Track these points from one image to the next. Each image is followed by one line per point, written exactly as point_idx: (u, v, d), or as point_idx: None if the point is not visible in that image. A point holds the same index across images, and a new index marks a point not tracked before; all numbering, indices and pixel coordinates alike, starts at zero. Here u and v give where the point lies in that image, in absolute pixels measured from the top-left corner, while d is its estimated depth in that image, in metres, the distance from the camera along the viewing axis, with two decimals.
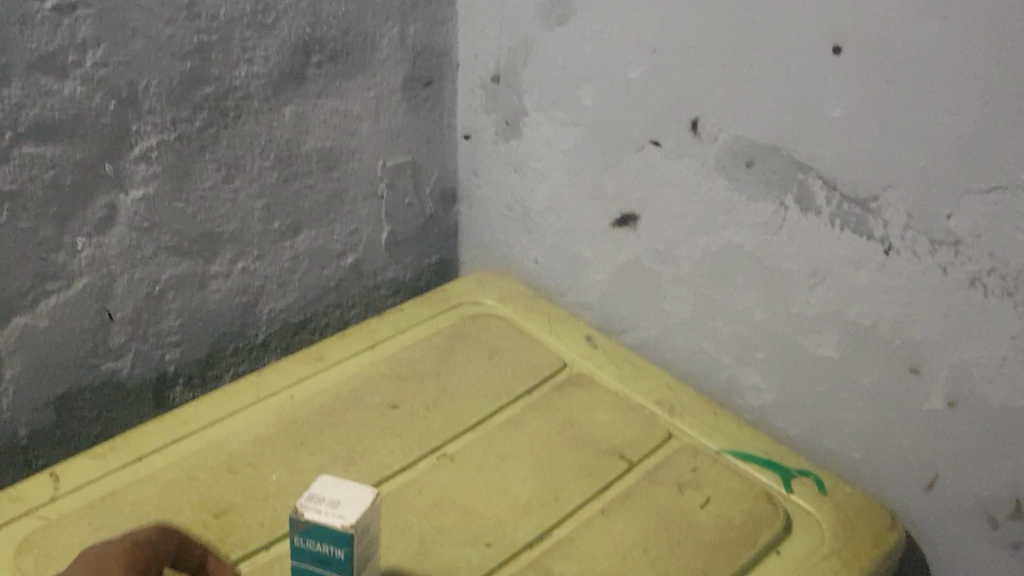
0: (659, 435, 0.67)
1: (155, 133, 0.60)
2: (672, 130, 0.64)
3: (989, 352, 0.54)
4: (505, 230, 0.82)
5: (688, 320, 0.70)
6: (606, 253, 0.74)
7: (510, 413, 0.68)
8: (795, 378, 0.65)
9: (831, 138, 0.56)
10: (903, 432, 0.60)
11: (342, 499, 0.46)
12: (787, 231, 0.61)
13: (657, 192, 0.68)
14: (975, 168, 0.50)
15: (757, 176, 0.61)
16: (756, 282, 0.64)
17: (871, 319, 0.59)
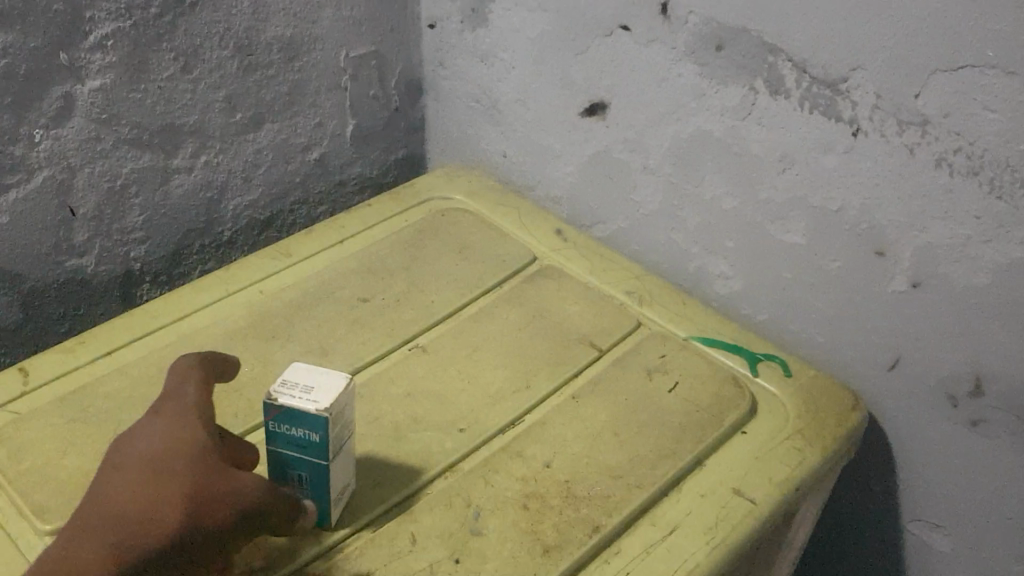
0: (629, 323, 0.67)
1: (110, 21, 0.58)
2: (641, 15, 0.64)
3: (953, 232, 0.54)
4: (473, 123, 0.81)
5: (657, 211, 0.71)
6: (575, 144, 0.74)
7: (480, 305, 0.68)
8: (763, 265, 0.66)
9: (801, 17, 0.55)
10: (867, 314, 0.61)
11: (315, 384, 0.46)
12: (756, 117, 0.61)
13: (626, 79, 0.67)
14: (945, 45, 0.50)
15: (727, 60, 0.60)
16: (725, 169, 0.64)
17: (838, 204, 0.59)
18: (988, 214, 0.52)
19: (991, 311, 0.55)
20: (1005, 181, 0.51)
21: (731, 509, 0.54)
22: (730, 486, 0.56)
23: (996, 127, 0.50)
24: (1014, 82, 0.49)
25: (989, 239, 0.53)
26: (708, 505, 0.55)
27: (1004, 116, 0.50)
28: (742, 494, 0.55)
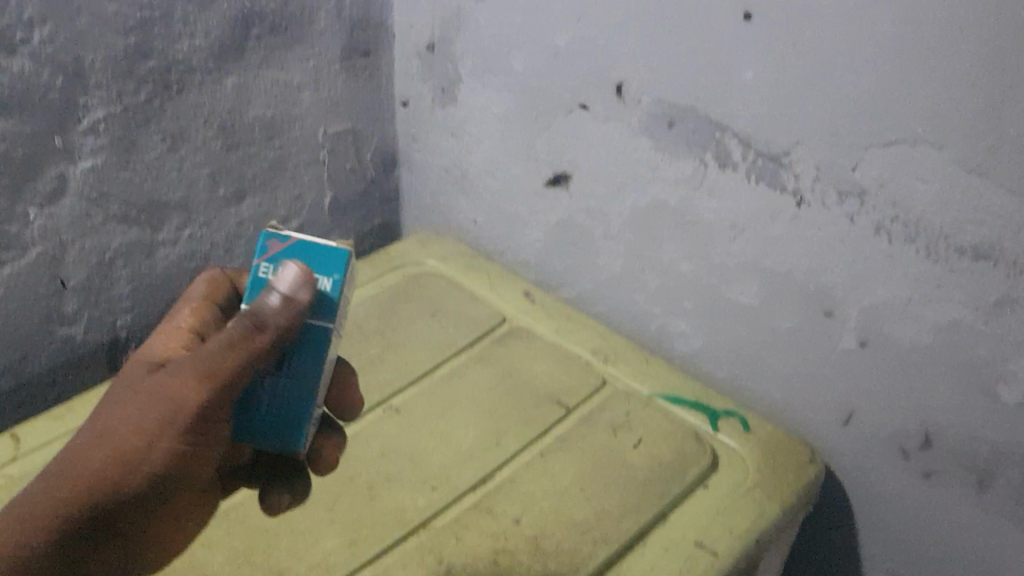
0: (595, 381, 0.71)
1: (103, 106, 0.62)
2: (598, 94, 0.68)
3: (895, 294, 0.57)
4: (445, 193, 0.86)
5: (619, 273, 0.75)
6: (542, 212, 0.78)
7: (454, 365, 0.71)
8: (721, 322, 0.69)
9: (744, 100, 0.59)
10: (821, 371, 0.64)
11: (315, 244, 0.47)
12: (707, 187, 0.65)
13: (587, 151, 0.71)
14: (877, 122, 0.53)
15: (678, 136, 0.65)
16: (680, 237, 0.68)
17: (787, 267, 0.62)
18: (928, 277, 0.54)
19: (934, 368, 0.57)
20: (938, 246, 0.53)
21: (694, 560, 0.57)
22: (692, 538, 0.59)
23: (930, 196, 0.53)
24: (943, 155, 0.51)
25: (929, 299, 0.55)
26: (670, 557, 0.57)
27: (933, 185, 0.52)
28: (704, 546, 0.58)
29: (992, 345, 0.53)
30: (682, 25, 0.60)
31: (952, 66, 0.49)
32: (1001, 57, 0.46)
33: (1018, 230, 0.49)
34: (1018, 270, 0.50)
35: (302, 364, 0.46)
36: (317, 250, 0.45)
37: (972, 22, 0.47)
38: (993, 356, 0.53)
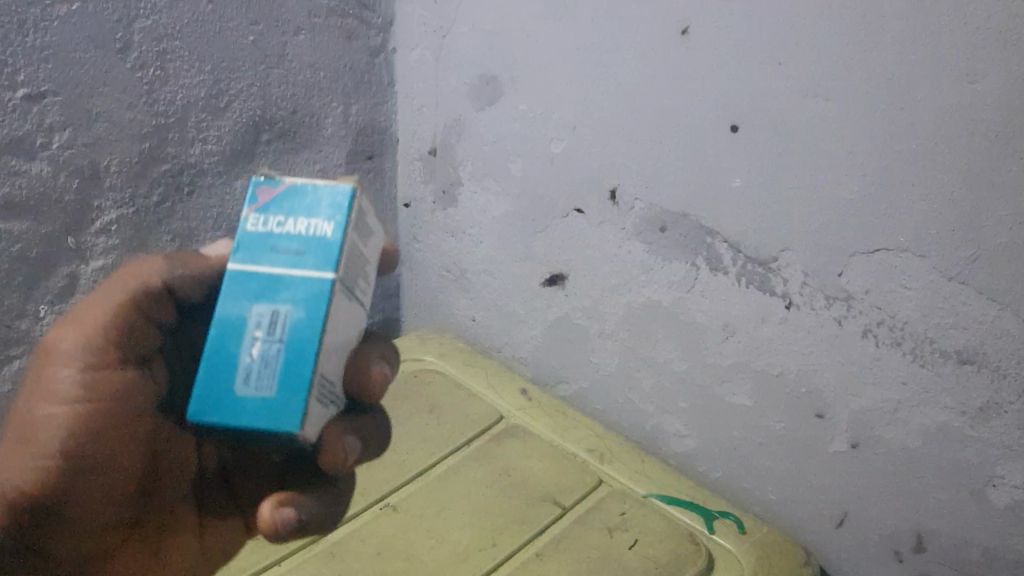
0: (591, 480, 0.72)
1: (115, 207, 0.65)
2: (593, 199, 0.71)
3: (885, 398, 0.58)
4: (445, 291, 0.89)
5: (614, 372, 0.76)
6: (539, 311, 0.80)
7: (450, 463, 0.72)
8: (714, 422, 0.70)
9: (732, 208, 0.61)
10: (813, 472, 0.64)
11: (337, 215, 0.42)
12: (698, 289, 0.66)
13: (582, 253, 0.74)
14: (861, 233, 0.55)
15: (670, 240, 0.67)
16: (673, 337, 0.70)
17: (778, 369, 0.63)
18: (915, 380, 0.56)
19: (924, 471, 0.57)
20: (925, 350, 0.54)
21: None
22: None
23: (914, 302, 0.54)
24: (926, 263, 0.52)
25: (916, 403, 0.56)
26: None
27: (918, 292, 0.54)
28: None
29: (980, 450, 0.54)
30: (673, 136, 0.63)
31: (932, 179, 0.50)
32: (977, 172, 0.48)
33: (1000, 337, 0.51)
34: (1001, 376, 0.51)
35: (302, 327, 0.39)
36: (316, 192, 0.41)
37: (948, 137, 0.49)
38: (980, 460, 0.54)
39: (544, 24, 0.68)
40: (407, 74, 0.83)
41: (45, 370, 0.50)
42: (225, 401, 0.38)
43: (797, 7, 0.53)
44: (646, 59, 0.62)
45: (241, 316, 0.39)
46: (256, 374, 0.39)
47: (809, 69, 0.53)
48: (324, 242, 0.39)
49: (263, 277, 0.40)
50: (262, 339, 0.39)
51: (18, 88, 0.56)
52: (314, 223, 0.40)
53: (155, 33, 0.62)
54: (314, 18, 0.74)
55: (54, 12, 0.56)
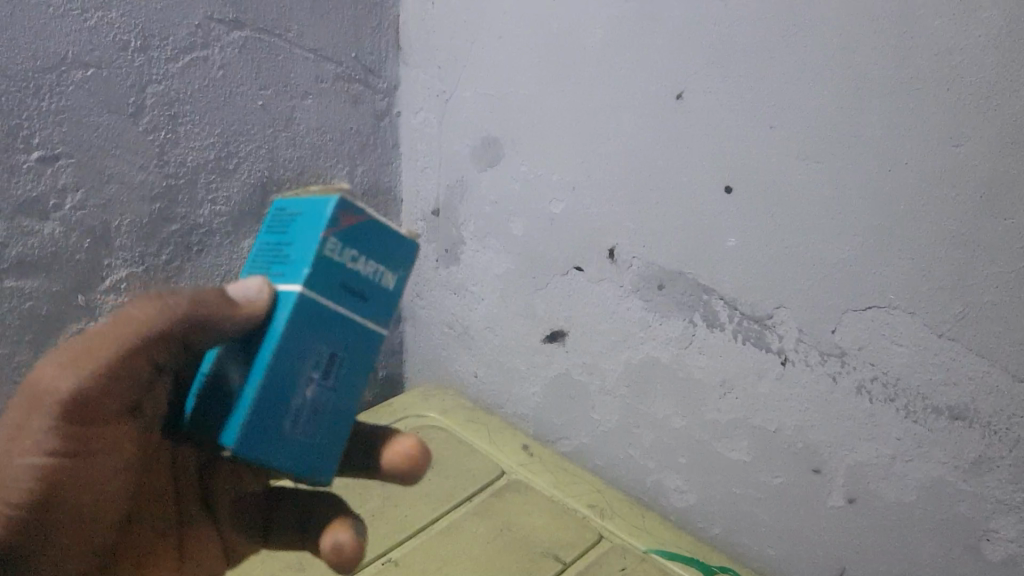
0: (591, 535, 0.72)
1: (124, 266, 0.66)
2: (593, 257, 0.72)
3: (879, 453, 0.58)
4: (448, 348, 0.90)
5: (614, 428, 0.77)
6: (540, 368, 0.81)
7: (452, 518, 0.72)
8: (713, 479, 0.70)
9: (727, 266, 0.63)
10: (812, 528, 0.65)
11: None
12: (696, 345, 0.68)
13: (582, 310, 0.75)
14: (854, 291, 0.56)
15: (668, 297, 0.68)
16: (672, 393, 0.71)
17: (775, 425, 0.64)
18: (909, 436, 0.56)
19: (921, 527, 0.58)
20: (918, 406, 0.55)
21: None
22: None
23: (905, 359, 0.55)
24: (916, 320, 0.54)
25: (911, 458, 0.57)
26: None
27: (908, 349, 0.55)
28: None
29: (973, 503, 0.54)
30: (669, 196, 0.65)
31: (919, 238, 0.52)
32: (963, 231, 0.50)
33: (990, 393, 0.52)
34: (992, 431, 0.52)
35: (349, 371, 0.44)
36: (386, 238, 0.44)
37: (934, 198, 0.50)
38: (974, 514, 0.55)
39: (544, 89, 0.70)
40: (411, 136, 0.85)
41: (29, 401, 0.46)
42: (277, 434, 0.41)
43: (786, 73, 0.55)
44: (642, 127, 0.64)
45: (308, 347, 0.41)
46: (309, 412, 0.42)
47: (800, 140, 0.56)
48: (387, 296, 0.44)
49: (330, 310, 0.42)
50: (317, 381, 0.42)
51: (33, 151, 0.58)
52: (381, 271, 0.44)
53: (167, 98, 0.64)
54: (321, 83, 0.76)
55: (70, 78, 0.58)
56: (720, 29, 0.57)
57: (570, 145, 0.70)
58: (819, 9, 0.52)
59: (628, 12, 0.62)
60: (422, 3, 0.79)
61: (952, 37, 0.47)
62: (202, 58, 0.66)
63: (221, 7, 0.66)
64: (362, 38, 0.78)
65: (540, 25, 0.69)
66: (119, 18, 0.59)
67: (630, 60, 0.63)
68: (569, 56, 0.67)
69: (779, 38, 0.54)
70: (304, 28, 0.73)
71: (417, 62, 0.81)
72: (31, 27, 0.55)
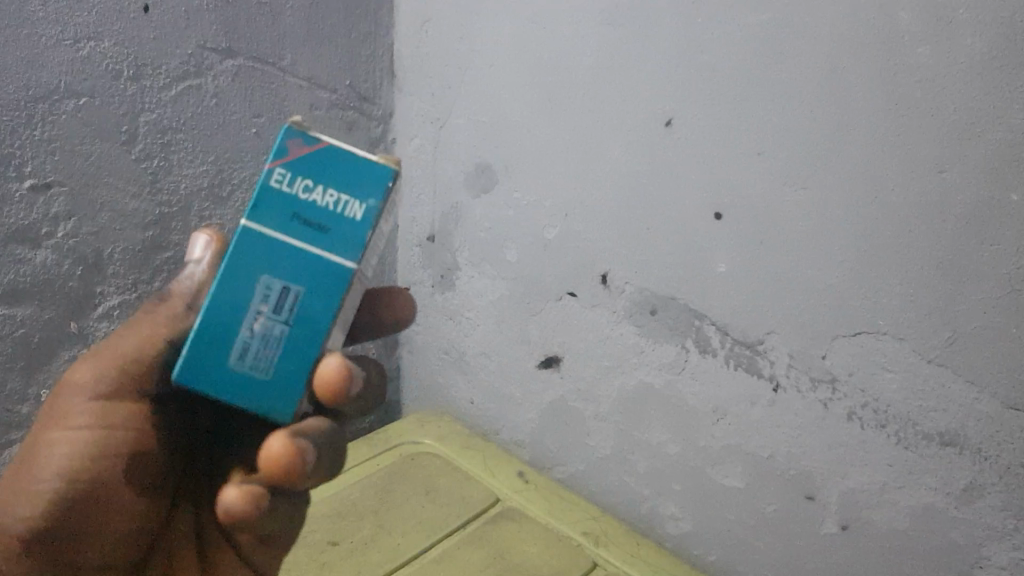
0: (585, 563, 0.71)
1: (117, 294, 0.66)
2: (586, 283, 0.72)
3: (871, 479, 0.58)
4: (444, 373, 0.90)
5: (609, 455, 0.76)
6: (535, 393, 0.81)
7: (446, 545, 0.72)
8: (707, 506, 0.70)
9: (720, 292, 0.63)
10: (807, 556, 0.64)
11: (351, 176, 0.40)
12: (689, 371, 0.67)
13: (576, 335, 0.75)
14: (843, 317, 0.56)
15: (660, 323, 0.68)
16: (665, 419, 0.70)
17: (769, 451, 0.64)
18: (900, 463, 0.56)
19: (914, 554, 0.57)
20: (908, 433, 0.55)
21: None
22: None
23: (895, 385, 0.55)
24: (905, 346, 0.53)
25: (903, 483, 0.56)
26: None
27: (898, 374, 0.55)
28: None
29: (965, 531, 0.54)
30: (660, 221, 0.65)
31: (906, 263, 0.51)
32: (950, 258, 0.50)
33: (978, 420, 0.51)
34: (983, 457, 0.52)
35: (310, 306, 0.39)
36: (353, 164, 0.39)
37: (921, 223, 0.50)
38: (966, 541, 0.54)
39: (535, 116, 0.71)
40: (407, 162, 0.85)
41: (57, 408, 0.49)
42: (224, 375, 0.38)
43: (773, 99, 0.55)
44: (633, 150, 0.64)
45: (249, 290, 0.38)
46: (254, 351, 0.39)
47: (786, 163, 0.56)
48: (354, 226, 0.39)
49: (279, 247, 0.38)
50: (266, 316, 0.39)
51: (25, 179, 0.58)
52: (346, 200, 0.39)
53: (160, 126, 0.65)
54: (315, 110, 0.77)
55: (63, 106, 0.59)
56: (708, 53, 0.58)
57: (562, 168, 0.70)
58: (804, 32, 0.52)
59: (617, 38, 0.63)
60: (417, 30, 0.80)
61: (935, 63, 0.47)
62: (196, 85, 0.66)
63: (215, 35, 0.66)
64: (357, 65, 0.79)
65: (533, 49, 0.69)
66: (112, 47, 0.60)
67: (620, 84, 0.64)
68: (561, 80, 0.68)
69: (765, 61, 0.55)
70: (297, 56, 0.73)
71: (412, 88, 0.82)
72: (23, 55, 0.56)
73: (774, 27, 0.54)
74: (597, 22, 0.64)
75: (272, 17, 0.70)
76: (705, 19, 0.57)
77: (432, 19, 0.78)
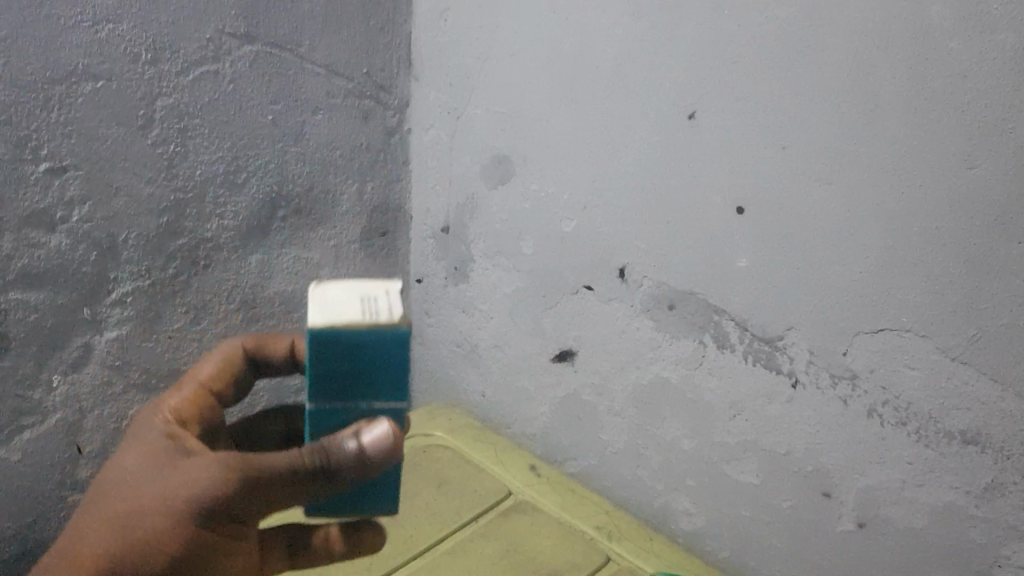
0: (598, 558, 0.71)
1: (131, 279, 0.66)
2: (602, 276, 0.72)
3: (890, 477, 0.58)
4: (457, 365, 0.90)
5: (623, 450, 0.76)
6: (549, 387, 0.80)
7: (458, 538, 0.72)
8: (722, 502, 0.69)
9: (739, 287, 0.62)
10: (822, 553, 0.63)
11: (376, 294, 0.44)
12: (706, 367, 0.67)
13: (591, 329, 0.75)
14: (865, 313, 0.55)
15: (678, 318, 0.67)
16: (682, 415, 0.70)
17: (786, 447, 0.63)
18: (921, 461, 0.56)
19: (932, 552, 0.56)
20: (930, 431, 0.55)
21: None
22: None
23: (918, 382, 0.54)
24: (929, 343, 0.53)
25: (923, 481, 0.56)
26: None
27: (922, 372, 0.54)
28: None
29: (985, 530, 0.53)
30: (679, 215, 0.64)
31: (931, 260, 0.51)
32: (978, 254, 0.49)
33: (1000, 418, 0.51)
34: (1006, 456, 0.51)
35: None
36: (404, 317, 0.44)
37: (951, 219, 0.50)
38: (986, 541, 0.53)
39: (554, 107, 0.70)
40: (422, 153, 0.85)
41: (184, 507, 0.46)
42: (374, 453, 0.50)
43: (800, 92, 0.54)
44: (654, 141, 0.64)
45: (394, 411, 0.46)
46: None
47: (810, 156, 0.55)
48: None
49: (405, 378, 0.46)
50: None
51: (41, 162, 0.58)
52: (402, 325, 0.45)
53: (177, 110, 0.64)
54: (332, 99, 0.76)
55: (80, 89, 0.58)
56: (731, 45, 0.57)
57: (582, 159, 0.70)
58: (832, 24, 0.52)
59: (640, 29, 0.62)
60: (436, 19, 0.79)
61: (967, 56, 0.47)
62: (213, 71, 0.66)
63: (233, 21, 0.66)
64: (374, 54, 0.78)
65: (554, 38, 0.69)
66: (130, 31, 0.60)
67: (642, 75, 0.63)
68: (582, 69, 0.67)
69: (792, 53, 0.54)
70: (315, 44, 0.72)
71: (429, 78, 0.81)
72: (40, 36, 0.55)
73: (802, 18, 0.53)
74: (620, 12, 0.63)
75: (290, 4, 0.69)
76: (731, 9, 0.57)
77: (452, 9, 0.77)
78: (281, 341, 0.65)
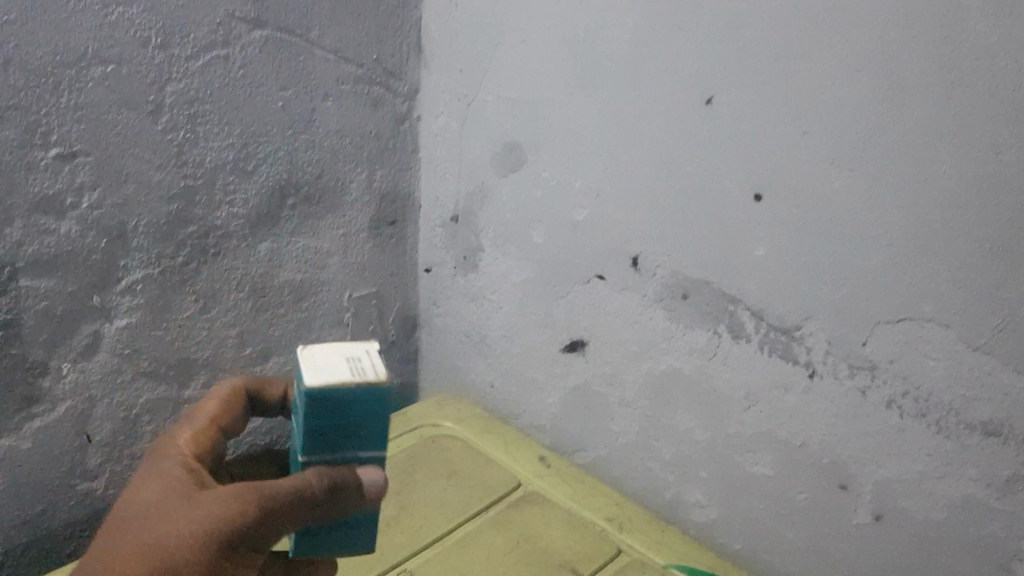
0: (610, 549, 0.70)
1: (141, 267, 0.65)
2: (615, 265, 0.71)
3: (908, 469, 0.57)
4: (466, 356, 0.89)
5: (634, 441, 0.75)
6: (559, 377, 0.80)
7: (469, 528, 0.71)
8: (736, 494, 0.69)
9: (756, 276, 0.61)
10: (838, 546, 0.63)
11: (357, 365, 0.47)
12: (721, 357, 0.66)
13: (603, 319, 0.74)
14: (886, 301, 0.55)
15: (692, 307, 0.67)
16: (696, 406, 0.69)
17: (802, 439, 0.63)
18: (940, 452, 0.55)
19: (951, 544, 0.56)
20: (950, 421, 0.54)
21: None
22: None
23: (938, 372, 0.54)
24: (950, 332, 0.52)
25: (942, 473, 0.55)
26: None
27: (942, 362, 0.53)
28: None
29: (1006, 522, 0.53)
30: (695, 203, 0.64)
31: (954, 248, 0.50)
32: (1002, 243, 0.48)
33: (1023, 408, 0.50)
34: None
35: None
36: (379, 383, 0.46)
37: (975, 206, 0.49)
38: (1007, 533, 0.53)
39: (568, 93, 0.70)
40: (432, 141, 0.84)
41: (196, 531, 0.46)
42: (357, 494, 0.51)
43: (821, 77, 0.54)
44: (670, 128, 0.63)
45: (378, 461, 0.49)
46: None
47: (831, 143, 0.54)
48: None
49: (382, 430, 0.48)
50: None
51: (51, 147, 0.57)
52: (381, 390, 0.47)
53: (187, 95, 0.63)
54: (342, 85, 0.75)
55: (91, 73, 0.57)
56: (751, 29, 0.56)
57: (596, 146, 0.69)
58: (854, 8, 0.51)
59: (657, 14, 0.62)
60: (446, 5, 0.78)
61: (994, 40, 0.46)
62: (223, 55, 0.65)
63: (243, 5, 0.65)
64: (384, 40, 0.78)
65: (568, 23, 0.68)
66: (140, 14, 0.59)
67: (658, 60, 0.62)
68: (597, 55, 0.66)
69: (813, 38, 0.53)
70: (325, 29, 0.72)
71: (439, 65, 0.81)
72: (51, 18, 0.55)
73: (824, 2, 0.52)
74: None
75: None
76: None
77: None
78: (277, 384, 0.64)
